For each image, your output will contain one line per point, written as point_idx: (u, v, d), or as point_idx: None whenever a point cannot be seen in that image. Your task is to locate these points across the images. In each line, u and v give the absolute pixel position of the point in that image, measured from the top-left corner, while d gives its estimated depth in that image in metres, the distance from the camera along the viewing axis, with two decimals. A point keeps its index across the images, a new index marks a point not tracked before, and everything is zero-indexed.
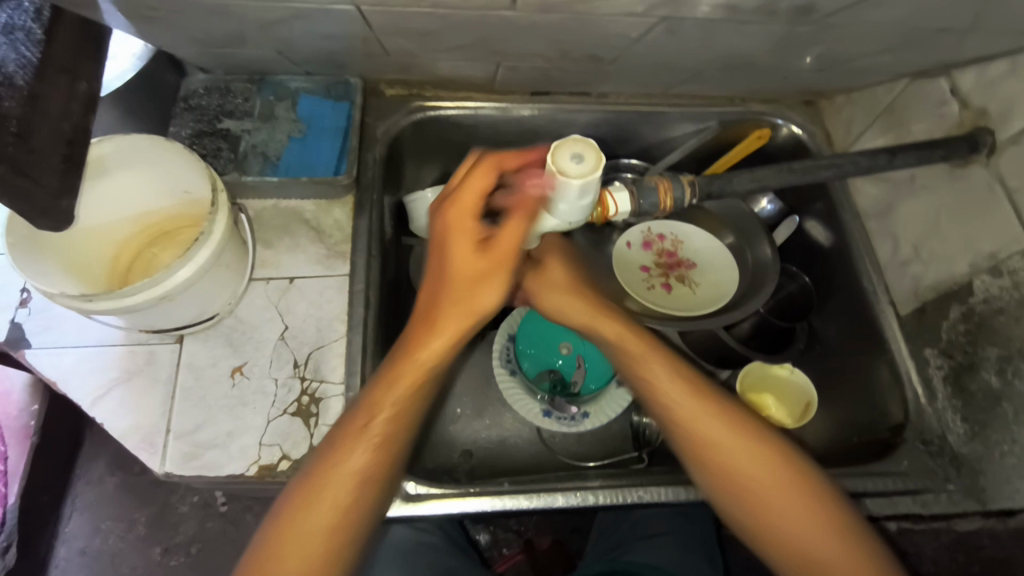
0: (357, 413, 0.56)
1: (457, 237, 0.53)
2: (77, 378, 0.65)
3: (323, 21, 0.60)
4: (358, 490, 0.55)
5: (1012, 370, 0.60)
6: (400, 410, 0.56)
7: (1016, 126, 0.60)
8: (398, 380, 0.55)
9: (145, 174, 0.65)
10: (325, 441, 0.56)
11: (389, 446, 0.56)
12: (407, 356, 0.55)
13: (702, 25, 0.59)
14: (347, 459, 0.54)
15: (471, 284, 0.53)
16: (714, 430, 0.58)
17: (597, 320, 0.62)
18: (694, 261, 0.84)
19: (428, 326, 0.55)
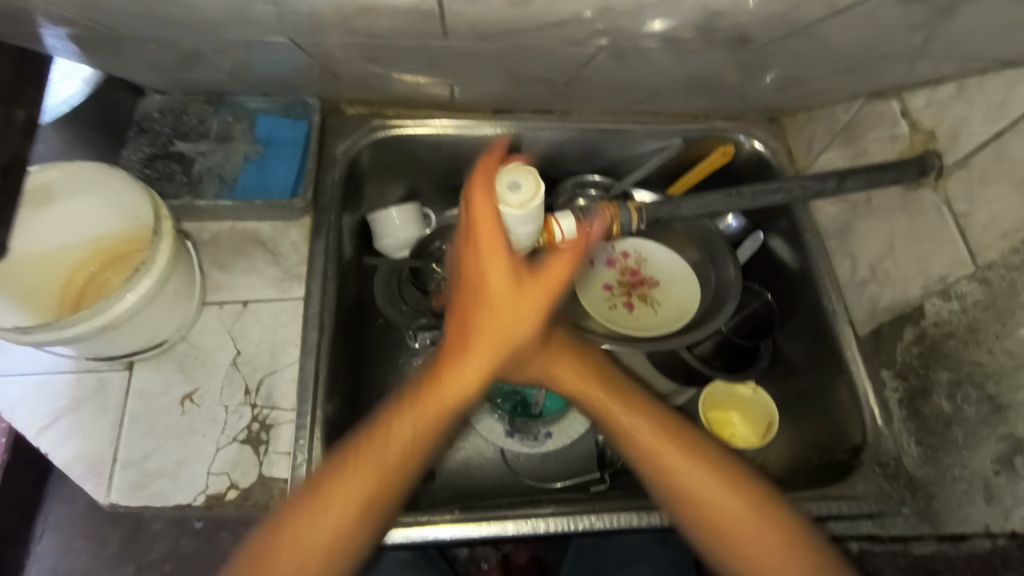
0: (345, 463, 0.52)
1: (492, 257, 0.52)
2: (24, 407, 0.64)
3: (265, 47, 0.60)
4: (337, 546, 0.51)
5: (961, 395, 0.60)
6: (409, 456, 0.52)
7: (963, 150, 0.60)
8: (354, 462, 0.52)
9: (92, 201, 0.64)
10: (301, 488, 0.52)
11: (385, 501, 0.52)
12: (372, 439, 0.52)
13: (650, 50, 0.58)
14: (296, 538, 0.50)
15: (492, 280, 0.52)
16: (672, 462, 0.56)
17: (555, 364, 0.61)
18: (656, 280, 0.84)
19: (396, 412, 0.53)
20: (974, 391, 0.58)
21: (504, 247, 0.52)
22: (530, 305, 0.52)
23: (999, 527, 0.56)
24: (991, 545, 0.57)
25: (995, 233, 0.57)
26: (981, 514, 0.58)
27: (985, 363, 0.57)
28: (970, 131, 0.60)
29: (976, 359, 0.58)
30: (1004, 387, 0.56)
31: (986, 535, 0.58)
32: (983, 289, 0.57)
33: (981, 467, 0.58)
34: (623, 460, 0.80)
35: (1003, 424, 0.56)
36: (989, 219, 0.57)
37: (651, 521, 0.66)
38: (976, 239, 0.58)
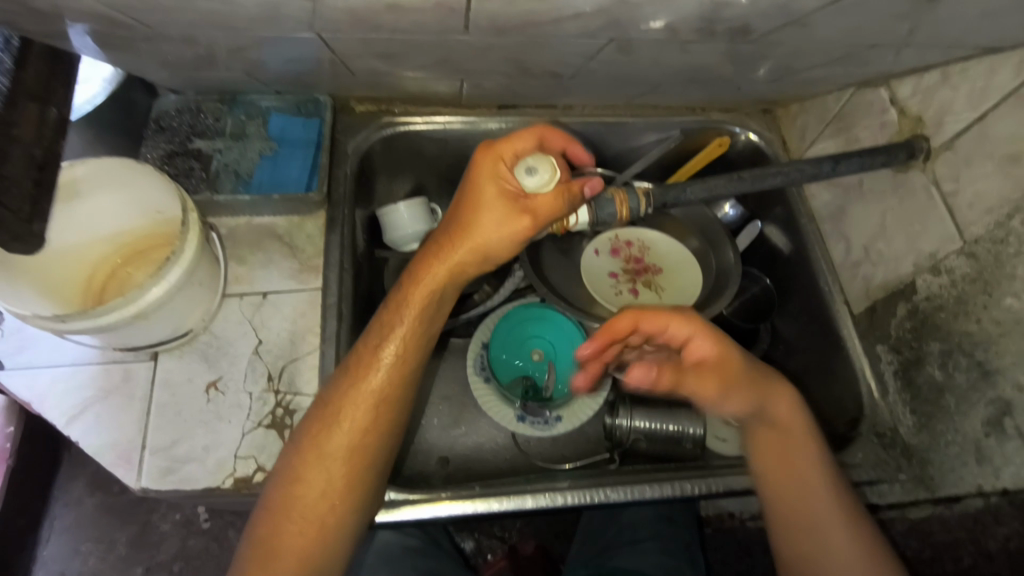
0: (344, 382, 0.59)
1: (489, 182, 0.58)
2: (52, 397, 0.66)
3: (284, 46, 0.61)
4: (355, 452, 0.57)
5: (952, 363, 0.63)
6: (396, 362, 0.59)
7: (948, 133, 0.63)
8: (355, 372, 0.59)
9: (113, 196, 0.66)
10: (311, 412, 0.58)
11: (386, 406, 0.59)
12: (368, 350, 0.59)
13: (652, 43, 0.61)
14: (324, 444, 0.57)
15: (483, 227, 0.57)
16: (807, 507, 0.59)
17: (749, 405, 0.60)
18: (660, 266, 0.87)
19: (388, 323, 0.60)
20: (964, 358, 0.61)
21: (500, 201, 0.57)
22: (502, 236, 0.58)
23: (991, 486, 0.60)
24: (983, 503, 0.62)
25: (981, 209, 0.60)
26: (974, 475, 0.62)
27: (974, 332, 0.60)
28: (955, 115, 0.63)
29: (966, 329, 0.61)
30: (992, 353, 0.59)
31: (979, 494, 0.62)
32: (970, 263, 0.60)
33: (972, 430, 0.61)
34: (631, 441, 0.82)
35: (992, 389, 0.59)
36: (975, 197, 0.61)
37: (662, 491, 0.69)
38: (963, 216, 0.61)
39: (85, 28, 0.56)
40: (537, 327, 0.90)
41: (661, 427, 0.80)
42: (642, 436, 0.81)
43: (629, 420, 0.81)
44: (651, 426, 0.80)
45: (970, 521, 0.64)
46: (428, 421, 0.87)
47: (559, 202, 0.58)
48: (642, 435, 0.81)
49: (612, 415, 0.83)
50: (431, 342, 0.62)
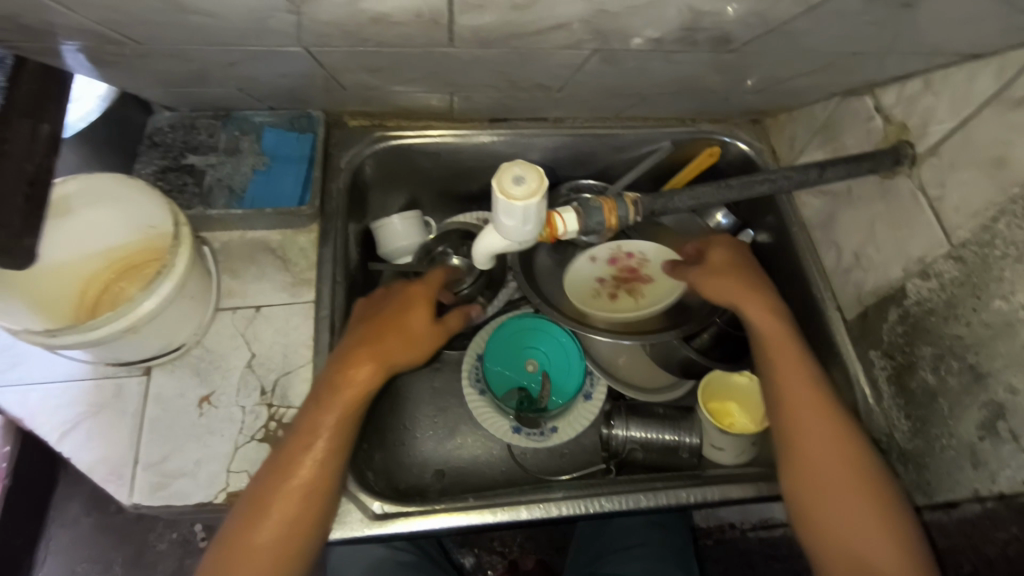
0: (272, 476, 0.59)
1: (420, 298, 0.72)
2: (44, 412, 0.66)
3: (271, 62, 0.61)
4: (284, 544, 0.58)
5: (944, 367, 0.62)
6: (323, 456, 0.61)
7: (933, 139, 0.64)
8: (281, 464, 0.60)
9: (107, 212, 0.66)
10: (240, 506, 0.59)
11: (317, 497, 0.60)
12: (297, 445, 0.61)
13: (638, 53, 0.62)
14: (250, 538, 0.57)
15: (410, 330, 0.69)
16: (827, 449, 0.62)
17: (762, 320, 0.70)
18: (651, 279, 0.87)
19: (314, 419, 0.62)
20: (955, 361, 0.61)
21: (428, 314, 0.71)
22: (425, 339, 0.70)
23: (987, 490, 0.59)
24: (980, 508, 0.60)
25: (966, 213, 0.60)
26: (971, 480, 0.60)
27: (964, 335, 0.60)
28: (938, 121, 0.63)
29: (956, 333, 0.61)
30: (983, 356, 0.58)
31: (975, 499, 0.60)
32: (958, 266, 0.60)
33: (967, 435, 0.60)
34: (627, 450, 0.82)
35: (984, 392, 0.58)
36: (960, 201, 0.61)
37: (658, 501, 0.68)
38: (949, 220, 0.62)
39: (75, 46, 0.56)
40: (531, 337, 0.89)
41: (657, 436, 0.80)
42: (637, 445, 0.81)
43: (624, 430, 0.81)
44: (646, 435, 0.80)
45: (968, 527, 0.61)
46: (423, 434, 0.87)
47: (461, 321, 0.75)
48: (637, 444, 0.81)
49: (608, 426, 0.83)
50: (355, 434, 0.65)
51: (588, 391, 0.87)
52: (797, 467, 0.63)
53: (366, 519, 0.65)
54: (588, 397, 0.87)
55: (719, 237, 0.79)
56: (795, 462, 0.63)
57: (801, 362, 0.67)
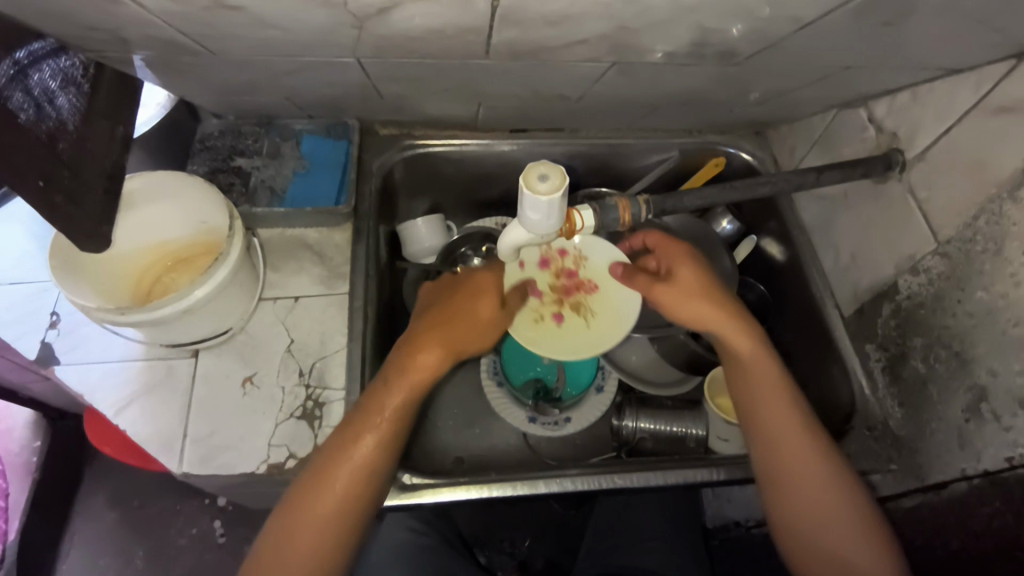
0: (340, 449, 0.64)
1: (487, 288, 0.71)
2: (102, 389, 0.72)
3: (321, 72, 0.68)
4: (346, 511, 0.63)
5: (933, 356, 0.68)
6: (383, 434, 0.65)
7: (920, 146, 0.70)
8: (346, 441, 0.64)
9: (166, 207, 0.73)
10: (309, 474, 0.64)
11: (375, 472, 0.65)
12: (360, 423, 0.65)
13: (650, 66, 0.68)
14: (315, 505, 0.63)
15: (475, 324, 0.69)
16: (796, 449, 0.67)
17: (733, 336, 0.69)
18: (596, 286, 0.80)
19: (378, 399, 0.66)
20: (943, 350, 0.66)
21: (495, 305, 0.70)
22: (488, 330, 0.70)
23: (973, 469, 0.64)
24: (966, 485, 0.65)
25: (951, 213, 0.65)
26: (958, 460, 0.65)
27: (951, 326, 0.65)
28: (925, 130, 0.69)
29: (944, 323, 0.66)
30: (968, 344, 0.63)
31: (962, 478, 0.65)
32: (944, 262, 0.66)
33: (954, 418, 0.66)
34: (637, 440, 0.86)
35: (969, 376, 0.63)
36: (945, 203, 0.66)
37: (666, 479, 0.74)
38: (936, 219, 0.67)
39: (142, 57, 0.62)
40: None
41: (666, 427, 0.85)
42: (647, 435, 0.85)
43: (634, 421, 0.86)
44: (655, 426, 0.85)
45: (956, 505, 0.66)
46: (444, 423, 0.92)
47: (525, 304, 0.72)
48: (648, 434, 0.85)
49: (619, 417, 0.87)
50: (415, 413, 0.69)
51: (599, 385, 0.92)
52: (771, 466, 0.68)
53: (395, 489, 0.71)
54: (599, 390, 0.92)
55: (675, 250, 0.73)
56: (767, 458, 0.68)
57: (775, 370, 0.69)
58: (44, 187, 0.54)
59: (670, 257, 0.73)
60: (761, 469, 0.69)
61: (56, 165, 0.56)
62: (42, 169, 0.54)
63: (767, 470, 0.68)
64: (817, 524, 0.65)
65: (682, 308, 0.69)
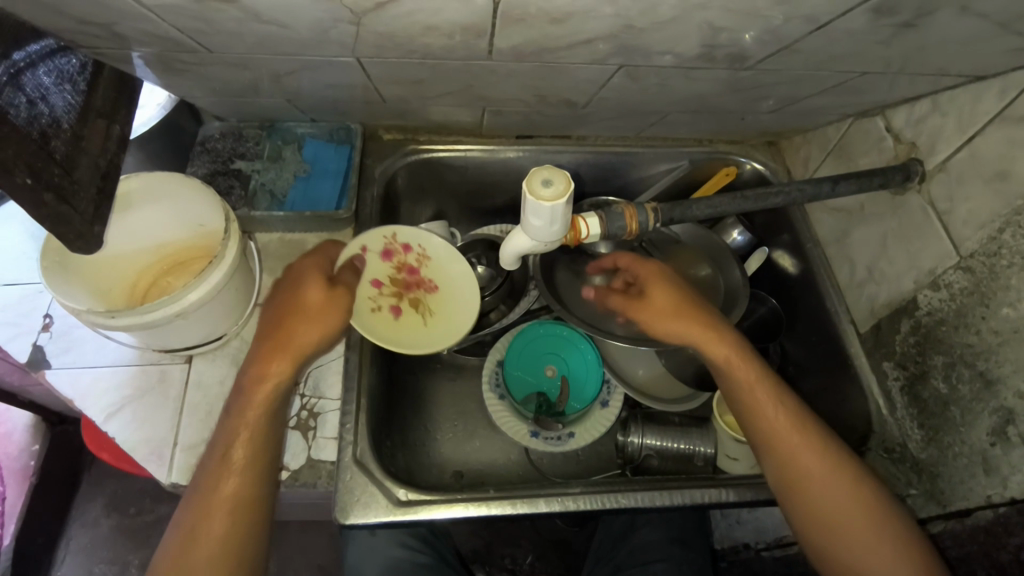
0: (201, 491, 0.58)
1: (309, 288, 0.66)
2: (93, 394, 0.70)
3: (322, 72, 0.67)
4: (220, 557, 0.56)
5: (955, 375, 0.65)
6: (245, 462, 0.59)
7: (941, 156, 0.67)
8: (207, 482, 0.58)
9: (163, 209, 0.72)
10: (174, 528, 0.58)
11: (244, 511, 0.58)
12: (219, 460, 0.59)
13: (660, 70, 0.66)
14: (189, 557, 0.56)
15: (303, 328, 0.64)
16: (798, 447, 0.62)
17: (714, 346, 0.67)
18: (435, 284, 0.82)
19: (230, 432, 0.60)
20: (966, 369, 0.63)
21: (329, 299, 0.66)
22: (322, 325, 0.65)
23: (999, 496, 0.60)
24: (992, 514, 0.61)
25: (974, 225, 0.62)
26: (983, 486, 0.62)
27: (974, 344, 0.62)
28: (946, 139, 0.67)
29: (967, 341, 0.63)
30: (992, 363, 0.60)
31: (988, 506, 0.61)
32: (967, 276, 0.63)
33: (978, 441, 0.62)
34: (643, 457, 0.83)
35: (994, 398, 0.60)
36: (968, 214, 0.63)
37: (672, 500, 0.71)
38: (958, 232, 0.64)
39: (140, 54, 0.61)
40: (551, 343, 0.92)
41: (673, 445, 0.82)
42: (654, 452, 0.82)
43: (641, 438, 0.83)
44: (662, 443, 0.82)
45: (981, 534, 0.62)
46: (442, 437, 0.89)
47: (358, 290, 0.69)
48: (654, 451, 0.82)
49: (624, 432, 0.84)
50: (279, 436, 0.63)
51: (605, 399, 0.89)
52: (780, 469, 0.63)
53: (390, 504, 0.68)
54: (605, 404, 0.88)
55: (648, 270, 0.73)
56: (775, 459, 0.63)
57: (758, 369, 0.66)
58: (32, 185, 0.51)
59: (644, 274, 0.73)
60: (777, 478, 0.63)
61: (47, 163, 0.54)
62: (30, 165, 0.51)
63: (780, 485, 0.63)
64: (845, 534, 0.60)
65: (667, 327, 0.68)
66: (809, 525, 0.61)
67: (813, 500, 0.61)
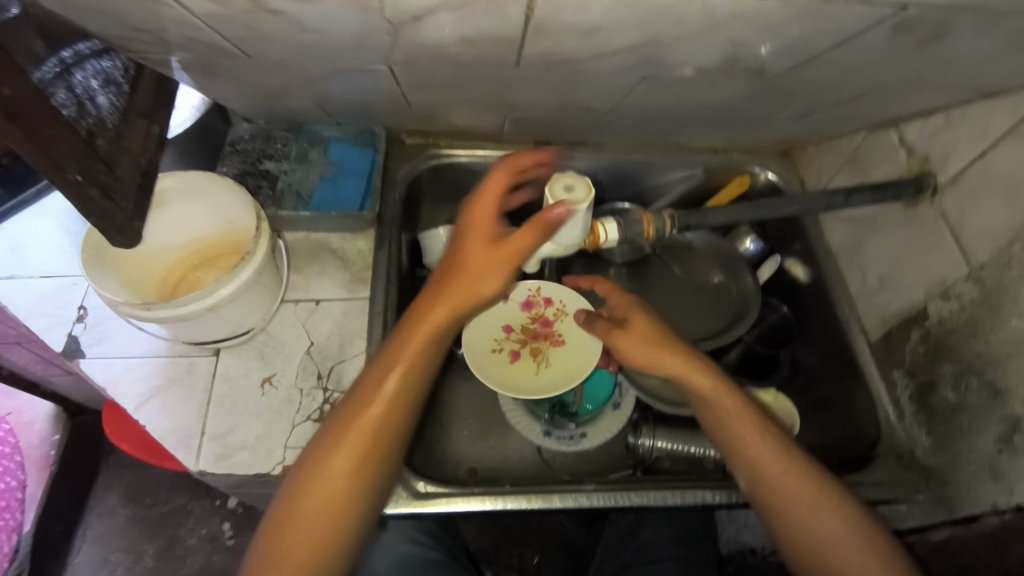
0: (349, 407, 0.62)
1: (478, 231, 0.62)
2: (124, 383, 0.73)
3: (353, 78, 0.69)
4: (351, 479, 0.60)
5: (965, 384, 0.66)
6: (390, 396, 0.62)
7: (953, 169, 0.68)
8: (349, 410, 0.62)
9: (195, 207, 0.74)
10: (313, 444, 0.62)
11: (378, 441, 0.61)
12: (367, 389, 0.62)
13: (680, 81, 0.68)
14: (322, 477, 0.59)
15: (469, 273, 0.62)
16: (779, 473, 0.63)
17: (693, 377, 0.66)
18: (563, 339, 0.85)
19: (383, 366, 0.62)
20: (975, 378, 0.65)
21: (489, 246, 0.62)
22: (488, 276, 0.62)
23: (1006, 502, 0.62)
24: (999, 520, 0.62)
25: (985, 238, 0.64)
26: (990, 493, 0.63)
27: (984, 353, 0.64)
28: (958, 153, 0.68)
29: (976, 350, 0.65)
30: (1001, 372, 0.62)
31: (994, 511, 0.63)
32: (977, 287, 0.64)
33: (986, 448, 0.64)
34: (654, 458, 0.85)
35: (1003, 407, 0.62)
36: (979, 227, 0.65)
37: (683, 499, 0.73)
38: (969, 244, 0.66)
39: (179, 59, 0.64)
40: None
41: (683, 447, 0.83)
42: (664, 454, 0.84)
43: (652, 440, 0.84)
44: (673, 445, 0.83)
45: (988, 539, 0.63)
46: (458, 434, 0.91)
47: (535, 237, 0.60)
48: (664, 453, 0.84)
49: (635, 435, 0.86)
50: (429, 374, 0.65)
51: (616, 401, 0.91)
52: (758, 490, 0.64)
53: (409, 496, 0.70)
54: (616, 407, 0.91)
55: (620, 299, 0.73)
56: (753, 483, 0.64)
57: (737, 398, 0.66)
58: (81, 181, 0.54)
59: (616, 299, 0.73)
60: (752, 493, 0.65)
61: (94, 161, 0.56)
62: (80, 163, 0.54)
63: (759, 505, 0.65)
64: (817, 553, 0.62)
65: (640, 358, 0.68)
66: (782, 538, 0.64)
67: (789, 521, 0.63)
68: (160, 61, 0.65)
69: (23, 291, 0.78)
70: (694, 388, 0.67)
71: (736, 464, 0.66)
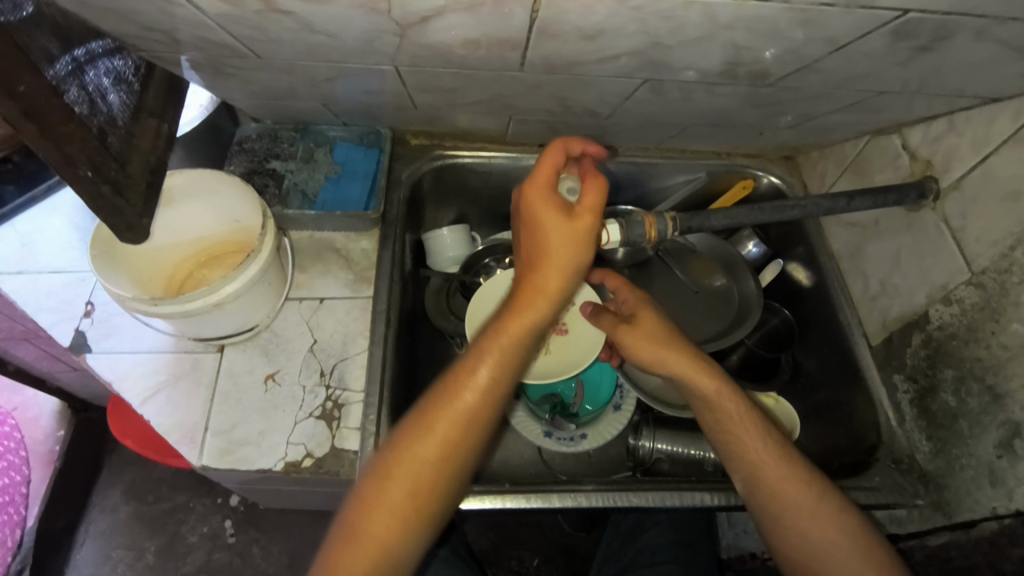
0: (440, 395, 0.61)
1: (546, 208, 0.59)
2: (130, 378, 0.74)
3: (359, 79, 0.70)
4: (440, 462, 0.59)
5: (965, 389, 0.66)
6: (486, 385, 0.60)
7: (955, 175, 0.69)
8: (443, 399, 0.60)
9: (203, 205, 0.75)
10: (404, 425, 0.61)
11: (471, 427, 0.60)
12: (461, 375, 0.61)
13: (683, 84, 0.69)
14: (416, 457, 0.59)
15: (553, 254, 0.59)
16: (779, 480, 0.63)
17: (697, 377, 0.66)
18: (567, 328, 0.86)
19: (476, 357, 0.61)
20: (976, 383, 0.65)
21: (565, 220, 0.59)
22: (572, 254, 0.60)
23: (1004, 508, 0.62)
24: (997, 526, 0.62)
25: (986, 243, 0.64)
26: (988, 498, 0.63)
27: (984, 358, 0.64)
28: (960, 158, 0.68)
29: (976, 355, 0.65)
30: (1001, 377, 0.62)
31: (993, 517, 0.63)
32: (978, 292, 0.65)
33: (985, 453, 0.64)
34: (653, 460, 0.85)
35: (1003, 412, 0.62)
36: (980, 232, 0.65)
37: (681, 501, 0.73)
38: (970, 249, 0.66)
39: (189, 58, 0.65)
40: None
41: (683, 450, 0.83)
42: (664, 456, 0.84)
43: (652, 442, 0.85)
44: (672, 448, 0.84)
45: (987, 545, 0.63)
46: None
47: (604, 192, 0.60)
48: (664, 455, 0.84)
49: (636, 437, 0.87)
50: (521, 363, 0.63)
51: (617, 403, 0.91)
52: (756, 495, 0.65)
53: None
54: (617, 408, 0.91)
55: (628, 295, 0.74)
56: (751, 486, 0.65)
57: (741, 403, 0.66)
58: (92, 177, 0.55)
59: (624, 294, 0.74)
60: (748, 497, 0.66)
61: (106, 158, 0.57)
62: (92, 159, 0.55)
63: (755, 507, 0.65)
64: (809, 558, 0.63)
65: (644, 355, 0.67)
66: (774, 538, 0.65)
67: (785, 525, 0.63)
68: (170, 60, 0.66)
69: (32, 286, 0.79)
70: (696, 390, 0.66)
71: (734, 466, 0.66)
